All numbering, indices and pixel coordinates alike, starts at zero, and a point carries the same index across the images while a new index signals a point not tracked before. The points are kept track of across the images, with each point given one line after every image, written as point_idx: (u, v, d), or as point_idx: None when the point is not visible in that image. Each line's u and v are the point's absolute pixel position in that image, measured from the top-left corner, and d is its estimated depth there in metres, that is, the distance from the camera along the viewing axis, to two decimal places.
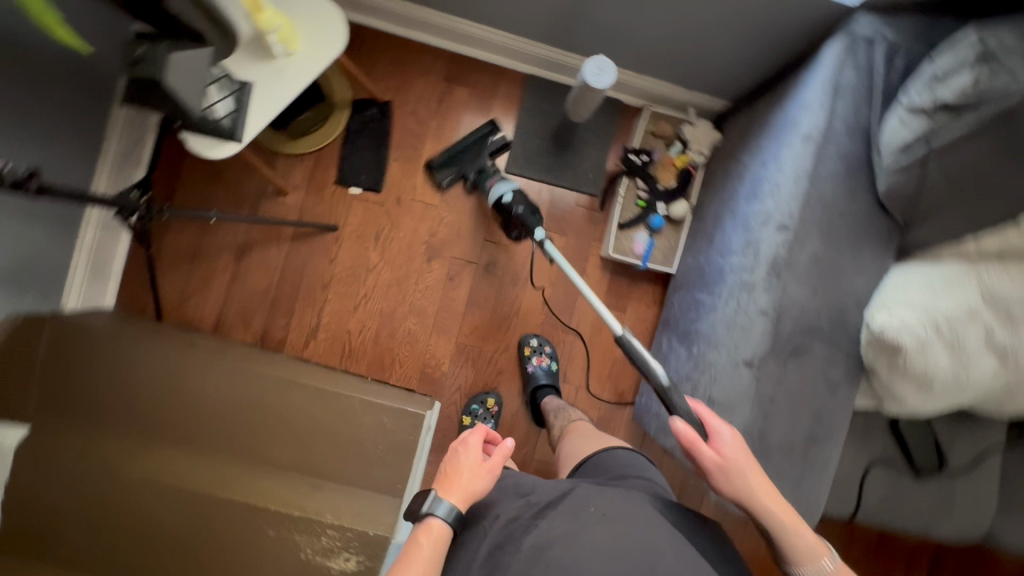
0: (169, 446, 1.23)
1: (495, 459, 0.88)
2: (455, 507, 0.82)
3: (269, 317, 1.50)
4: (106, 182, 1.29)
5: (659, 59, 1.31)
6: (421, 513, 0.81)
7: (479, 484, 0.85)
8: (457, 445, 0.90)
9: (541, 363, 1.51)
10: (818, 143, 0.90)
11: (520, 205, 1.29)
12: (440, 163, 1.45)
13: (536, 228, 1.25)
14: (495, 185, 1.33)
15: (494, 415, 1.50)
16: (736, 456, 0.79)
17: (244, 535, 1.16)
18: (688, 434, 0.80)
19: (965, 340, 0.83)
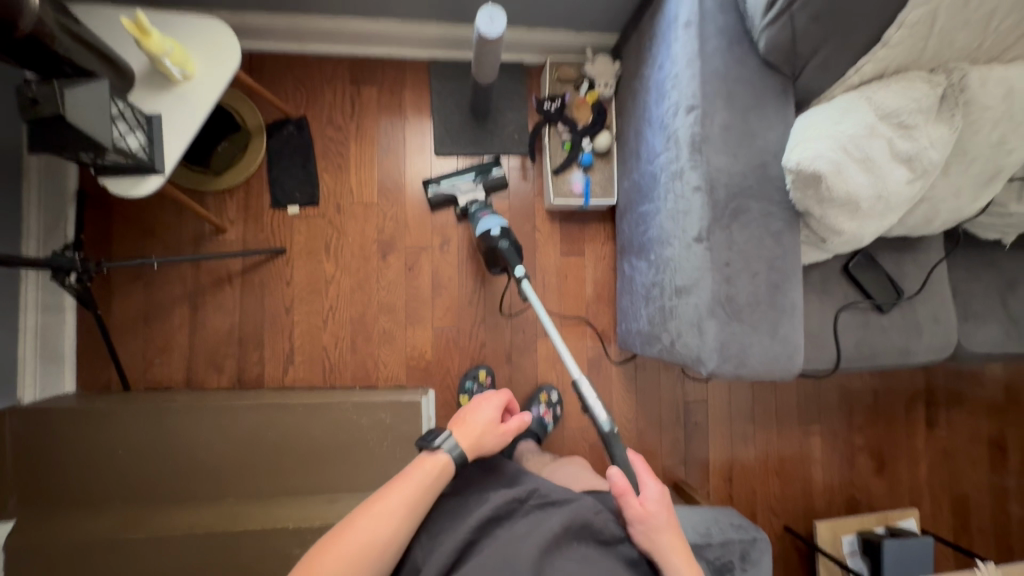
0: (175, 504, 1.21)
1: (511, 426, 0.94)
2: (461, 449, 0.87)
3: (240, 357, 1.47)
4: (35, 246, 1.28)
5: (543, 9, 1.39)
6: (435, 443, 0.86)
7: (491, 440, 0.91)
8: (483, 399, 0.96)
9: (545, 415, 1.51)
10: (697, 25, 0.97)
11: (504, 241, 1.29)
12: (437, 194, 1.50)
13: (518, 268, 1.24)
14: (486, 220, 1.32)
15: (490, 387, 1.52)
16: (660, 513, 0.85)
17: (269, 559, 1.15)
18: (617, 484, 0.87)
19: (872, 156, 0.91)
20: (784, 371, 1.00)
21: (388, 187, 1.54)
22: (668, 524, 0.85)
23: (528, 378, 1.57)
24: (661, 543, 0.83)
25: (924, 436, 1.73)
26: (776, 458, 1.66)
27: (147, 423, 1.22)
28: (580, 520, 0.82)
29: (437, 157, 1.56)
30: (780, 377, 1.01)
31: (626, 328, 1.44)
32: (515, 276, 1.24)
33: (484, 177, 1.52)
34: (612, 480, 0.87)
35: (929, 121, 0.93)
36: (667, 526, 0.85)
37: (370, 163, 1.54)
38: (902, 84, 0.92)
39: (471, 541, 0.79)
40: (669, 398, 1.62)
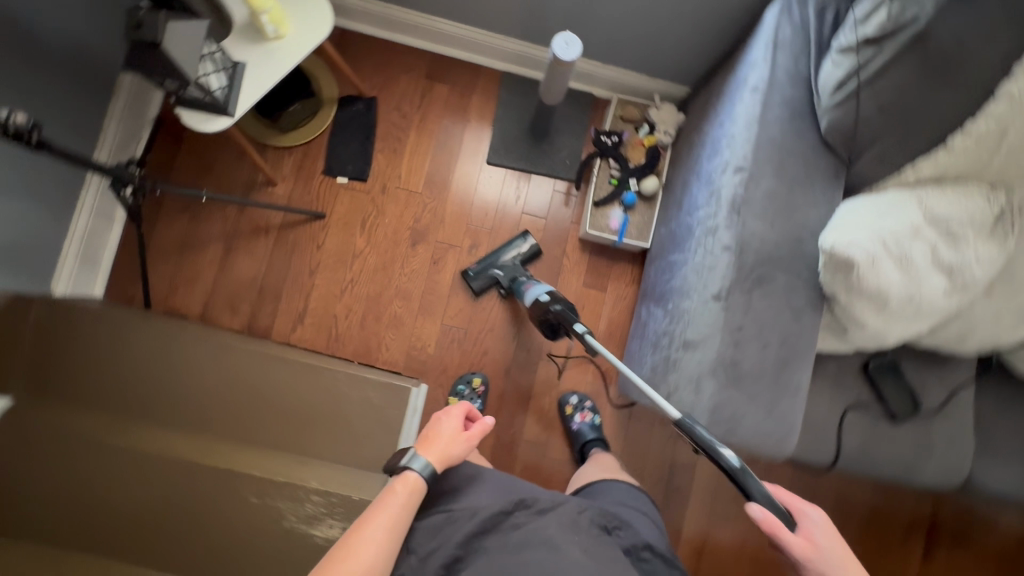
0: (155, 425, 1.24)
1: (477, 431, 0.94)
2: (429, 464, 0.86)
3: (256, 305, 1.52)
4: (108, 153, 1.37)
5: (621, 48, 1.44)
6: (402, 465, 0.85)
7: (456, 450, 0.90)
8: (442, 413, 0.94)
9: (585, 418, 1.52)
10: (764, 92, 0.98)
11: (558, 303, 1.21)
12: (476, 271, 1.53)
13: (577, 322, 1.15)
14: (532, 287, 1.31)
15: (481, 394, 1.51)
16: (826, 544, 0.81)
17: (225, 502, 1.15)
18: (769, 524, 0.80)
19: (912, 257, 0.89)
20: (775, 451, 0.97)
21: (435, 181, 1.59)
22: (839, 553, 0.80)
23: (521, 397, 1.56)
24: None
25: (918, 568, 1.62)
26: (753, 548, 1.58)
27: (154, 341, 1.29)
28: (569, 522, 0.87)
29: (488, 164, 1.60)
30: (770, 455, 0.97)
31: (627, 372, 1.43)
32: (575, 330, 1.13)
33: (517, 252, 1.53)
34: (762, 523, 0.81)
35: (977, 236, 0.91)
36: (838, 558, 0.80)
37: (424, 154, 1.59)
38: (959, 194, 0.91)
39: (460, 555, 0.83)
40: (657, 455, 1.58)
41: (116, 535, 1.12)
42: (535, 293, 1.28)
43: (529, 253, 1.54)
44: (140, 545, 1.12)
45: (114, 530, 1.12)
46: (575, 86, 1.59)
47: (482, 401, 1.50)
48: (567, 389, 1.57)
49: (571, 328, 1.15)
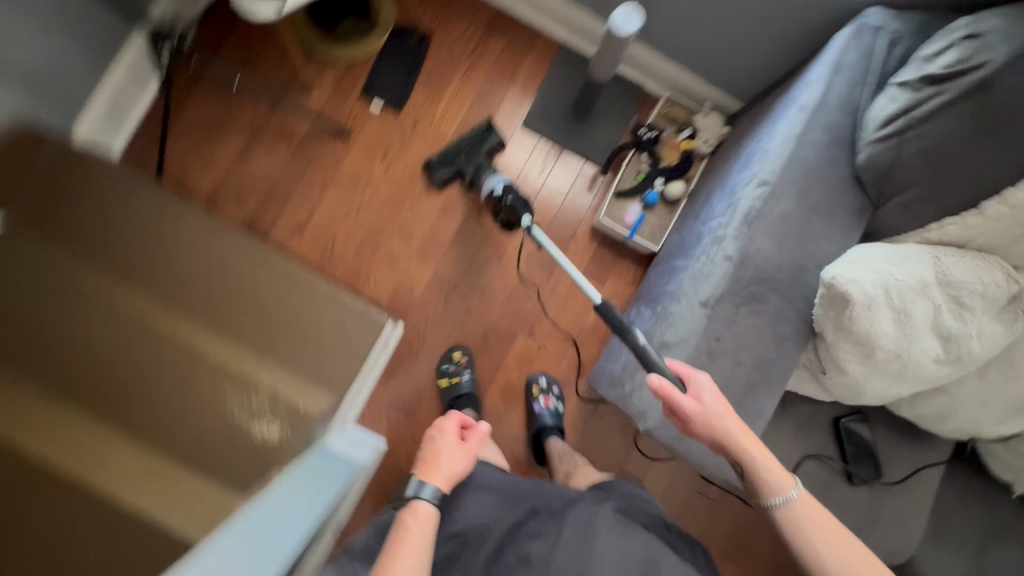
0: (121, 280, 1.21)
1: (471, 443, 1.10)
2: (435, 488, 1.02)
3: (262, 204, 1.53)
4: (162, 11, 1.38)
5: (682, 43, 1.41)
6: (407, 497, 1.00)
7: (457, 466, 1.06)
8: (436, 431, 1.12)
9: (548, 404, 1.52)
10: (811, 112, 0.95)
11: (512, 197, 1.38)
12: (439, 162, 1.53)
13: (524, 215, 1.35)
14: (488, 181, 1.46)
15: (466, 366, 1.52)
16: (712, 402, 0.87)
17: (178, 377, 1.17)
18: (664, 391, 0.87)
19: (912, 313, 0.86)
20: (716, 468, 0.98)
21: (467, 131, 1.58)
22: (722, 410, 0.87)
23: (492, 364, 1.56)
24: (729, 427, 0.87)
25: None
26: None
27: (151, 206, 1.26)
28: (589, 520, 0.95)
29: (522, 128, 1.59)
30: (710, 469, 0.99)
31: (601, 365, 1.37)
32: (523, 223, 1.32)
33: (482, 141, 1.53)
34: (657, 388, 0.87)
35: (987, 311, 0.88)
36: (721, 408, 0.87)
37: (463, 102, 1.58)
38: (978, 263, 0.87)
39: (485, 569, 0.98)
40: (609, 460, 1.56)
41: (68, 378, 1.13)
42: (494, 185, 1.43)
43: (491, 143, 1.53)
44: (88, 396, 1.13)
45: (68, 372, 1.14)
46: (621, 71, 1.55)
47: (469, 372, 1.51)
48: (539, 369, 1.57)
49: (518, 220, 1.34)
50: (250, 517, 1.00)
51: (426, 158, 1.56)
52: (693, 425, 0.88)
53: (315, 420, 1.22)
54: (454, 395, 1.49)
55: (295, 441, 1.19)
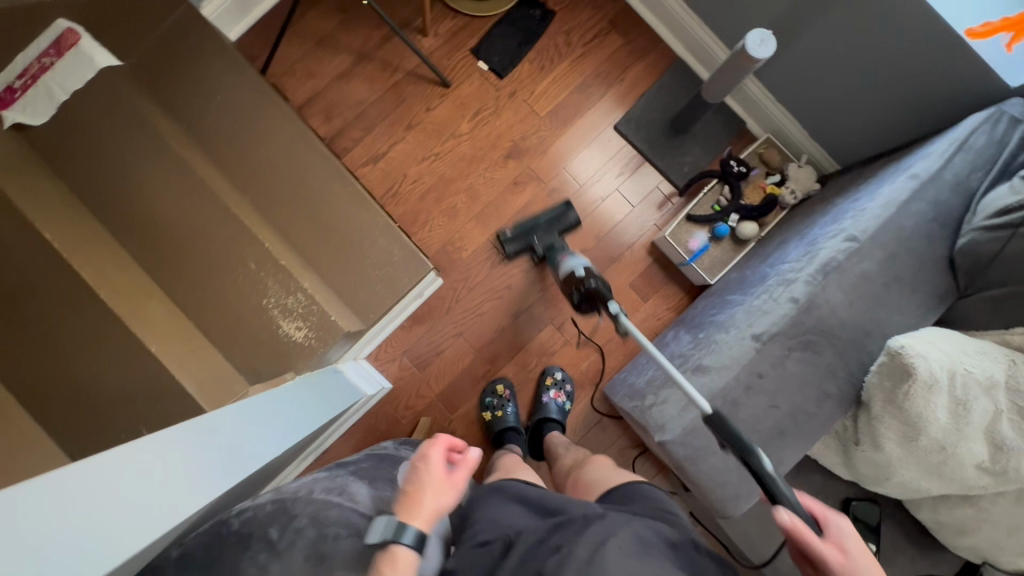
0: (205, 156, 1.26)
1: (465, 473, 0.72)
2: (421, 532, 0.66)
3: (347, 125, 1.56)
4: None
5: (799, 90, 1.38)
6: (383, 541, 0.64)
7: (446, 499, 0.69)
8: (417, 460, 0.72)
9: (557, 398, 1.51)
10: (921, 183, 0.92)
11: (593, 277, 1.19)
12: (512, 235, 1.44)
13: (612, 300, 1.15)
14: (567, 259, 1.28)
15: (508, 400, 1.51)
16: (862, 556, 0.62)
17: (227, 258, 1.18)
18: (796, 529, 0.64)
19: (971, 409, 0.82)
20: (726, 506, 0.91)
21: (560, 116, 1.59)
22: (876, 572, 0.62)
23: (515, 343, 1.56)
24: None
25: None
26: None
27: (254, 95, 1.31)
28: (602, 537, 0.70)
29: (613, 128, 1.60)
30: (719, 506, 0.92)
31: (621, 378, 1.37)
32: (609, 309, 1.14)
33: (558, 220, 1.48)
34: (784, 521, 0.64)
35: None
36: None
37: (565, 87, 1.59)
38: None
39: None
40: None
41: (131, 229, 1.17)
42: (573, 265, 1.25)
43: (568, 223, 1.48)
44: (145, 251, 1.17)
45: (132, 223, 1.17)
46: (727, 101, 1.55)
47: (513, 405, 1.50)
48: (557, 362, 1.57)
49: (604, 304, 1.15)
50: (244, 411, 0.91)
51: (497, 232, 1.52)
52: None
53: (342, 330, 1.20)
54: (500, 428, 1.48)
55: (316, 347, 1.18)
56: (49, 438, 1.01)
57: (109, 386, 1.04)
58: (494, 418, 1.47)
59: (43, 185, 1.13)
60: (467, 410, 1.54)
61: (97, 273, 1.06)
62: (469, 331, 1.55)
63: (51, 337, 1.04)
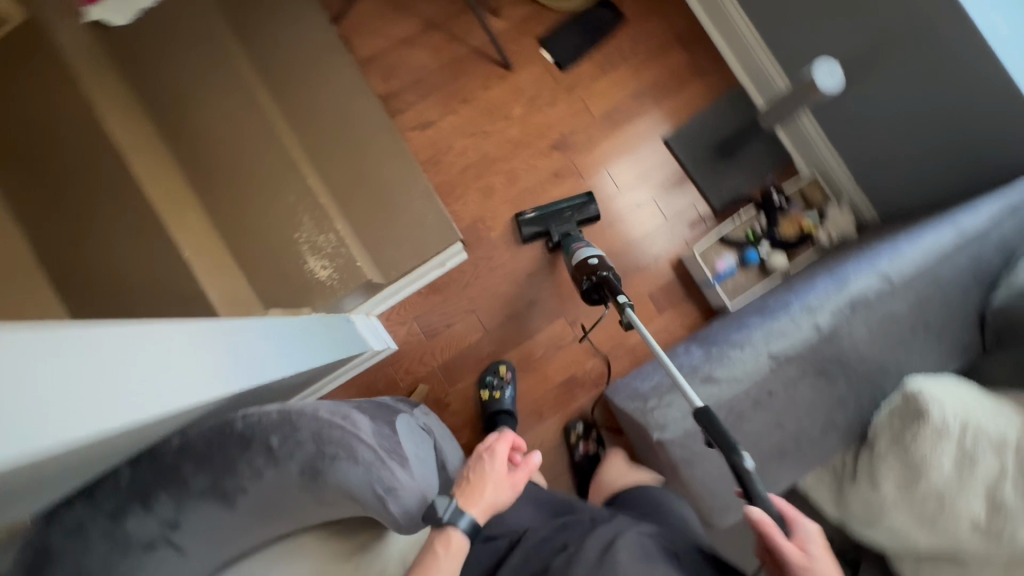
0: (263, 82, 1.26)
1: (522, 475, 0.80)
2: (476, 521, 0.74)
3: (403, 87, 1.58)
4: None
5: (854, 134, 1.39)
6: (443, 521, 0.72)
7: (505, 497, 0.78)
8: (483, 452, 0.80)
9: (587, 450, 1.52)
10: (968, 235, 0.89)
11: (606, 269, 1.23)
12: (531, 218, 1.54)
13: (621, 292, 1.14)
14: (580, 249, 1.34)
15: (508, 382, 1.51)
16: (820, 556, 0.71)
17: (270, 188, 1.21)
18: (763, 526, 0.71)
19: (976, 465, 0.81)
20: (714, 513, 0.93)
21: (611, 118, 1.61)
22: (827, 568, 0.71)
23: (525, 330, 1.57)
24: None
25: None
26: None
27: (320, 38, 1.31)
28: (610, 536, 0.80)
29: (661, 140, 1.61)
30: (707, 512, 0.93)
31: (625, 382, 1.37)
32: (618, 299, 1.11)
33: (579, 210, 1.54)
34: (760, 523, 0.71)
35: None
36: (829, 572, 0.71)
37: (622, 91, 1.61)
38: None
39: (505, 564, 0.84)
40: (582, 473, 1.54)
41: (183, 141, 1.20)
42: (586, 253, 1.32)
43: (587, 214, 1.54)
44: (192, 164, 1.20)
45: (185, 136, 1.21)
46: (778, 132, 1.58)
47: (511, 388, 1.50)
48: (562, 357, 1.57)
49: (614, 295, 1.14)
50: (265, 325, 0.92)
51: (518, 212, 1.58)
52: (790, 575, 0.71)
53: (362, 279, 1.20)
54: (494, 409, 1.48)
55: (337, 288, 1.19)
56: (67, 313, 1.15)
57: (133, 279, 1.12)
58: (491, 398, 1.47)
59: (116, 83, 1.18)
60: (466, 386, 1.55)
61: (151, 173, 1.13)
62: (482, 310, 1.57)
63: (90, 227, 1.12)
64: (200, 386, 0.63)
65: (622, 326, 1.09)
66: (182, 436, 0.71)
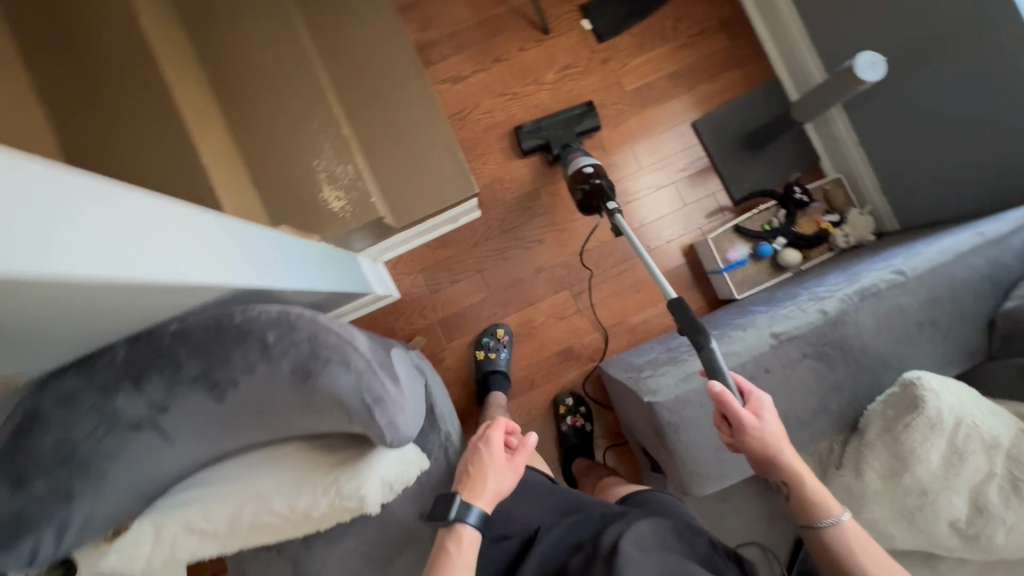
0: (301, 9, 1.26)
1: (521, 457, 0.85)
2: (483, 511, 0.80)
3: (439, 38, 1.58)
4: None
5: (887, 137, 1.37)
6: (450, 518, 0.78)
7: (505, 482, 0.83)
8: (481, 443, 0.85)
9: (575, 423, 1.51)
10: (988, 240, 0.90)
11: (599, 178, 1.25)
12: (530, 130, 1.53)
13: (612, 200, 1.17)
14: (578, 158, 1.36)
15: (506, 346, 1.51)
16: (771, 419, 0.76)
17: (294, 112, 1.21)
18: (724, 397, 0.74)
19: (963, 462, 0.80)
20: (693, 483, 0.92)
21: (643, 96, 1.59)
22: (777, 430, 0.77)
23: (528, 296, 1.57)
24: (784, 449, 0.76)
25: None
26: None
27: None
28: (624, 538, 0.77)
29: (690, 124, 1.59)
30: (687, 482, 0.93)
31: (621, 357, 1.36)
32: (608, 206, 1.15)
33: (577, 120, 1.54)
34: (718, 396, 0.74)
35: None
36: (776, 434, 0.77)
37: (657, 70, 1.59)
38: None
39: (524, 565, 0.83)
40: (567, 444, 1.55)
41: (214, 52, 1.21)
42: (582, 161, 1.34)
43: (586, 125, 1.53)
44: (221, 77, 1.21)
45: (216, 48, 1.21)
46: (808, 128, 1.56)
47: (508, 350, 1.50)
48: (562, 327, 1.57)
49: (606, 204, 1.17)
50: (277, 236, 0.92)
51: (515, 125, 1.57)
52: (746, 441, 0.76)
53: (377, 216, 1.20)
54: (488, 369, 1.49)
55: (349, 221, 1.19)
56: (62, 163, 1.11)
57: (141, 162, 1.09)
58: (488, 358, 1.48)
59: None
60: (462, 343, 1.56)
61: (176, 75, 1.11)
62: (488, 270, 1.56)
63: (108, 103, 1.09)
64: (211, 268, 0.63)
65: (612, 232, 1.15)
66: (180, 322, 0.71)
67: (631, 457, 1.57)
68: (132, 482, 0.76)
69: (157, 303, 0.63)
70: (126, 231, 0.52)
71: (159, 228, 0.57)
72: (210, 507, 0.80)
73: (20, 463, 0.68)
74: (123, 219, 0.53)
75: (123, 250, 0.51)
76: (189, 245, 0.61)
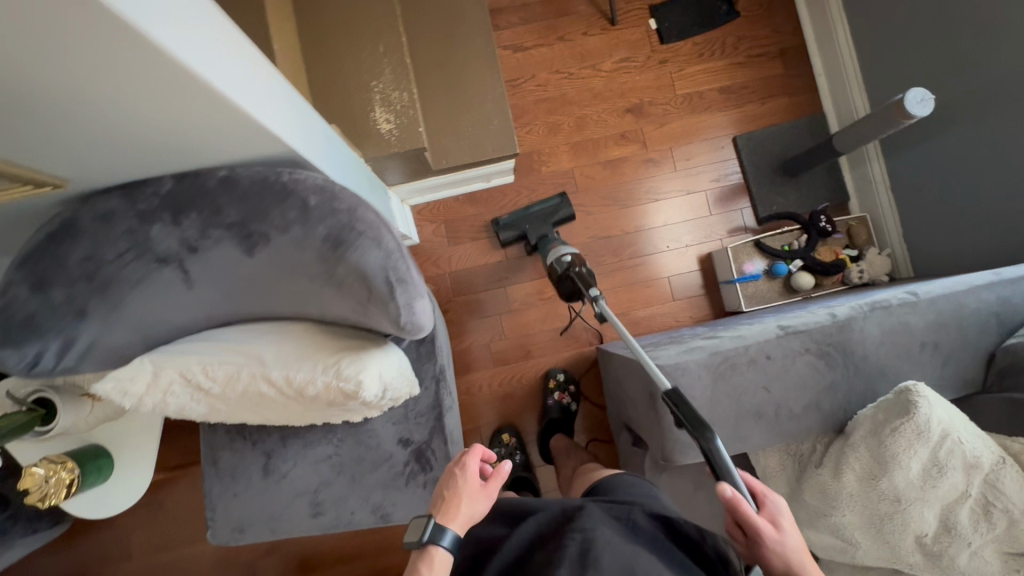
0: None
1: (495, 486, 0.79)
2: (456, 535, 0.73)
3: (510, 7, 1.62)
4: None
5: (918, 185, 1.41)
6: (422, 542, 0.71)
7: (480, 508, 0.76)
8: (455, 469, 0.79)
9: (561, 399, 1.52)
10: (1003, 279, 0.93)
11: (581, 267, 1.16)
12: (506, 223, 1.49)
13: (592, 286, 1.07)
14: (557, 247, 1.26)
15: (517, 448, 1.50)
16: (792, 530, 0.67)
17: (364, 31, 1.25)
18: (735, 502, 0.67)
19: (940, 478, 0.82)
20: (676, 454, 0.93)
21: (692, 103, 1.63)
22: (800, 544, 0.67)
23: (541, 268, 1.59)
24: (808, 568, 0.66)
25: None
26: None
27: None
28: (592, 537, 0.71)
29: (731, 138, 1.63)
30: (669, 453, 0.93)
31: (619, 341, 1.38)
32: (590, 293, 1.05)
33: (554, 212, 1.50)
34: (728, 501, 0.67)
35: (997, 541, 0.80)
36: (797, 547, 0.67)
37: (711, 81, 1.64)
38: None
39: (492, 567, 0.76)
40: None
41: None
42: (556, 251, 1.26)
43: (562, 215, 1.50)
44: None
45: None
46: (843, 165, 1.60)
47: (521, 453, 1.50)
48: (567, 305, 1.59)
49: (586, 289, 1.08)
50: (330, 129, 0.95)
51: (494, 219, 1.53)
52: (764, 556, 0.67)
53: (418, 146, 1.22)
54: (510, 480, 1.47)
55: (393, 145, 1.22)
56: None
57: None
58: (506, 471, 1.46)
59: None
60: (468, 299, 1.58)
61: None
62: None
63: None
64: (257, 105, 0.64)
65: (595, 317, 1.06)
66: (228, 169, 0.73)
67: (609, 446, 1.58)
68: (138, 320, 0.79)
69: (204, 127, 0.64)
70: (196, 27, 0.55)
71: (222, 40, 0.59)
72: (210, 361, 0.80)
73: (47, 266, 0.71)
74: (189, 13, 0.54)
75: (186, 35, 0.53)
76: (250, 76, 0.63)
